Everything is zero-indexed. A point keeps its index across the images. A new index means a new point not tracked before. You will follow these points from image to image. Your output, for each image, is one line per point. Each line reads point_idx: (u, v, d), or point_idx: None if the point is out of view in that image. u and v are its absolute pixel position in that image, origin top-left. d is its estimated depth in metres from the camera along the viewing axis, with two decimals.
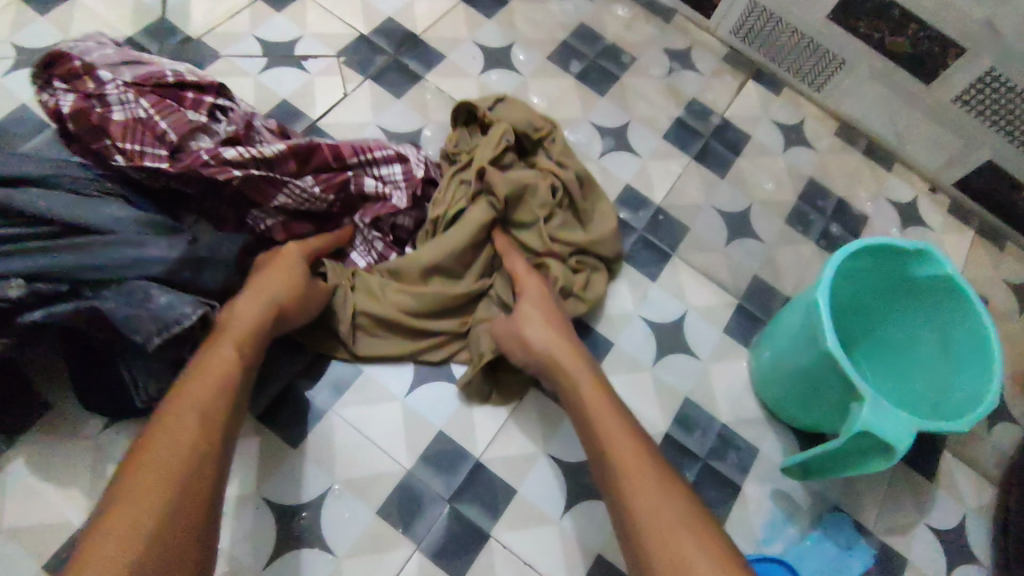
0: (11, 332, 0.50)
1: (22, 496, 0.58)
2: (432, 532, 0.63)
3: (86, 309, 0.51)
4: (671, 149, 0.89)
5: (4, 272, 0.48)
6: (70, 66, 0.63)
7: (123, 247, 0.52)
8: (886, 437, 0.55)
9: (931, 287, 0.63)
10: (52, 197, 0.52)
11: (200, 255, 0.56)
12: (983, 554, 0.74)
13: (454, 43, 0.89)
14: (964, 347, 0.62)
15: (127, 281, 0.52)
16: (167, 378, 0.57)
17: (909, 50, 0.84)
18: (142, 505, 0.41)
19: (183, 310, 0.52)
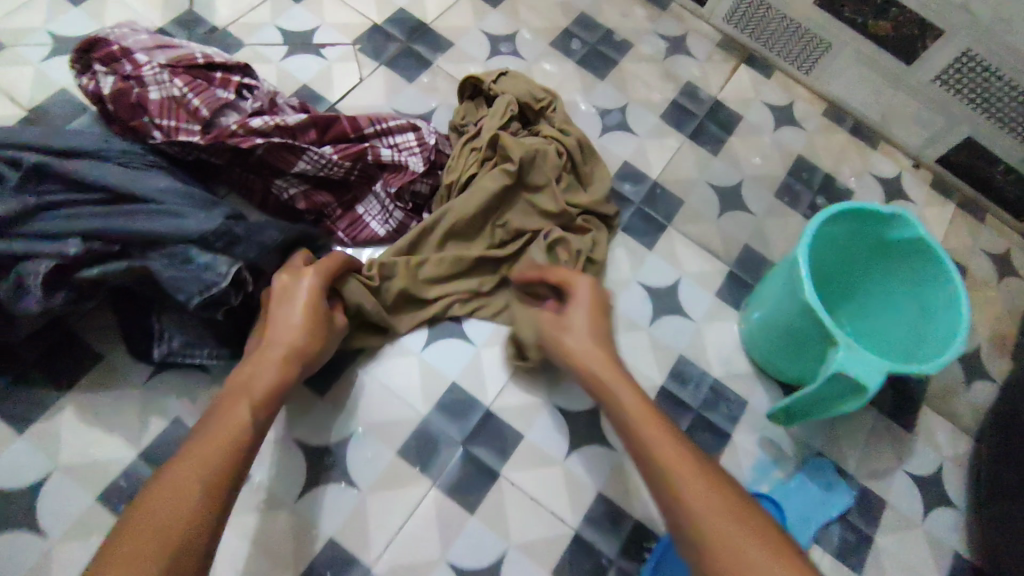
0: (71, 287, 0.53)
1: (75, 439, 0.64)
2: (447, 470, 0.69)
3: (137, 270, 0.54)
4: (667, 128, 0.95)
5: (65, 233, 0.53)
6: (109, 51, 0.70)
7: (167, 216, 0.56)
8: (858, 378, 0.61)
9: (906, 247, 0.69)
10: (104, 167, 0.56)
11: (234, 232, 0.58)
12: (957, 495, 0.81)
13: (462, 31, 0.95)
14: (936, 301, 0.67)
15: (170, 246, 0.55)
16: (197, 333, 0.60)
17: (892, 34, 0.89)
18: (171, 514, 0.43)
19: (221, 273, 0.55)
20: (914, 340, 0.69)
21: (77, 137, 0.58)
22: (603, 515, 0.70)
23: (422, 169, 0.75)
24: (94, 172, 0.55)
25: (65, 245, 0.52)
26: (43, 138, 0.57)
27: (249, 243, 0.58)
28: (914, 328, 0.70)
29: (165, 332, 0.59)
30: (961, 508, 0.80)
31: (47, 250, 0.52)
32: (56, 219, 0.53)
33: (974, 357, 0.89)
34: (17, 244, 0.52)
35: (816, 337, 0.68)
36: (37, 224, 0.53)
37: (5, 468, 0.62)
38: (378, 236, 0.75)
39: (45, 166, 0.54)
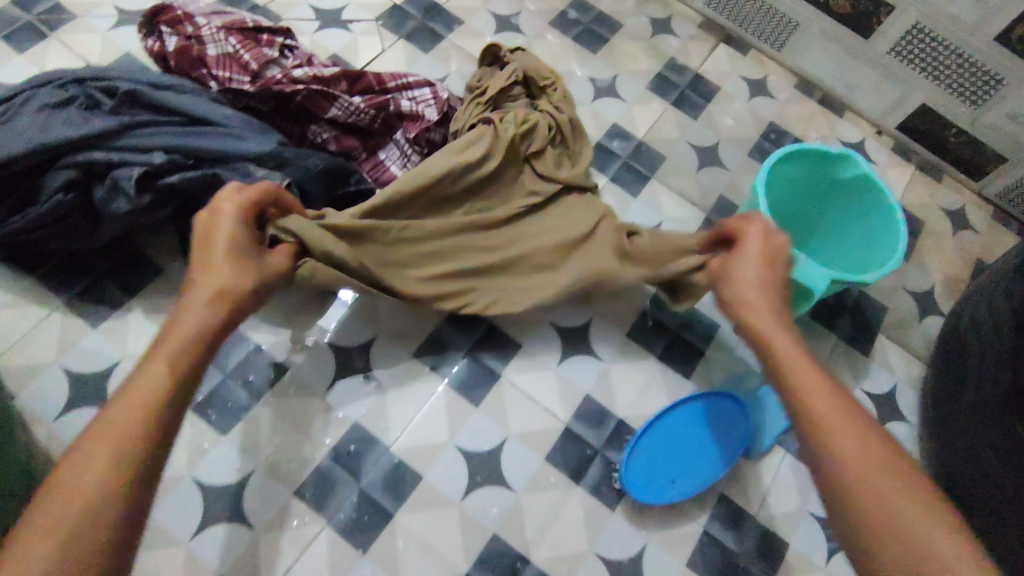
0: (154, 190, 0.66)
1: (142, 333, 0.76)
2: (454, 371, 0.80)
3: (207, 177, 0.67)
4: (652, 96, 1.06)
5: (152, 146, 0.66)
6: (173, 15, 0.83)
7: (231, 138, 0.69)
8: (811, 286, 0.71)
9: (851, 184, 0.81)
10: (182, 98, 0.69)
11: (284, 156, 0.70)
12: (909, 412, 0.90)
13: (471, 11, 1.07)
14: (879, 226, 0.79)
15: (235, 162, 0.68)
16: None
17: (850, 11, 1.01)
18: (100, 460, 0.42)
19: (274, 184, 0.68)
20: (861, 259, 0.81)
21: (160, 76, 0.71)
22: (588, 411, 0.80)
23: (436, 118, 0.87)
24: (174, 101, 0.68)
25: (151, 156, 0.65)
26: (132, 74, 0.70)
27: (296, 165, 0.71)
28: (860, 248, 0.82)
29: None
30: (913, 423, 0.90)
31: (136, 159, 0.65)
32: (143, 136, 0.66)
33: (928, 295, 0.99)
34: (113, 154, 0.65)
35: None
36: (128, 139, 0.66)
37: (84, 355, 0.75)
38: (398, 178, 0.87)
39: (137, 94, 0.68)
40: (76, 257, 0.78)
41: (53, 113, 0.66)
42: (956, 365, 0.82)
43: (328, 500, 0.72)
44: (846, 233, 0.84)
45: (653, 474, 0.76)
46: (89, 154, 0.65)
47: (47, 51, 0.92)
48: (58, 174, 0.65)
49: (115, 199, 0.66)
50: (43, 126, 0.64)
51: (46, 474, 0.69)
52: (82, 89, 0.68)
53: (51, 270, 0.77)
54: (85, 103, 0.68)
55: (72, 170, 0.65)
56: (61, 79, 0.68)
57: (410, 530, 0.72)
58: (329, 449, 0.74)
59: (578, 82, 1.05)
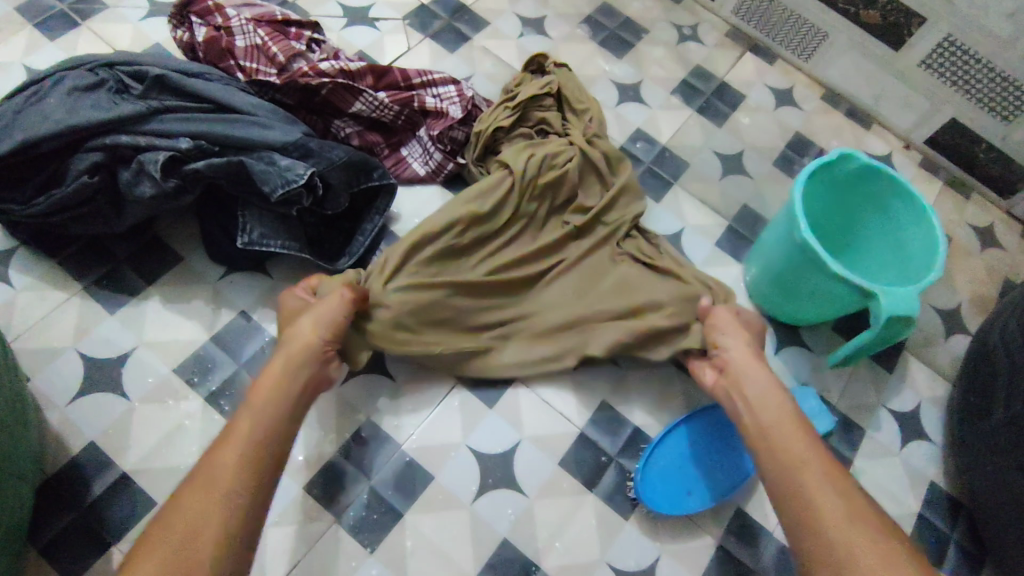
0: (178, 176, 0.66)
1: (159, 320, 0.76)
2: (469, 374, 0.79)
3: (233, 164, 0.66)
4: (677, 102, 1.06)
5: (180, 132, 0.66)
6: (204, 5, 0.84)
7: (258, 126, 0.69)
8: (905, 311, 0.71)
9: (860, 175, 0.80)
10: (210, 85, 0.69)
11: (309, 146, 0.71)
12: (934, 432, 0.87)
13: (498, 13, 1.07)
14: (904, 216, 0.79)
15: (260, 151, 0.68)
16: (270, 226, 0.72)
17: (881, 22, 0.99)
18: (191, 513, 0.48)
19: (299, 174, 0.67)
20: (895, 258, 0.81)
21: (188, 63, 0.71)
22: (605, 417, 0.79)
23: (460, 116, 0.86)
24: (203, 88, 0.69)
25: (178, 141, 0.66)
26: (163, 61, 0.70)
27: (320, 156, 0.71)
28: (893, 245, 0.81)
29: (246, 225, 0.70)
30: (939, 443, 0.86)
31: (164, 144, 0.65)
32: (170, 121, 0.67)
33: (955, 313, 0.96)
34: (142, 138, 0.66)
35: (832, 289, 0.77)
36: (157, 124, 0.66)
37: (100, 341, 0.74)
38: (420, 175, 0.88)
39: (167, 80, 0.67)
40: (98, 243, 0.78)
41: (83, 96, 0.66)
42: (984, 384, 0.79)
43: (338, 497, 0.71)
44: (873, 229, 0.83)
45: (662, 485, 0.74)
46: (116, 137, 0.65)
47: (79, 39, 0.93)
48: (85, 156, 0.65)
49: (140, 183, 0.66)
50: (72, 108, 0.64)
51: (58, 459, 0.68)
52: (112, 73, 0.68)
53: (71, 255, 0.77)
54: (115, 87, 0.67)
55: (98, 152, 0.65)
56: (92, 62, 0.68)
57: (419, 532, 0.70)
58: (340, 445, 0.73)
59: (603, 87, 1.05)
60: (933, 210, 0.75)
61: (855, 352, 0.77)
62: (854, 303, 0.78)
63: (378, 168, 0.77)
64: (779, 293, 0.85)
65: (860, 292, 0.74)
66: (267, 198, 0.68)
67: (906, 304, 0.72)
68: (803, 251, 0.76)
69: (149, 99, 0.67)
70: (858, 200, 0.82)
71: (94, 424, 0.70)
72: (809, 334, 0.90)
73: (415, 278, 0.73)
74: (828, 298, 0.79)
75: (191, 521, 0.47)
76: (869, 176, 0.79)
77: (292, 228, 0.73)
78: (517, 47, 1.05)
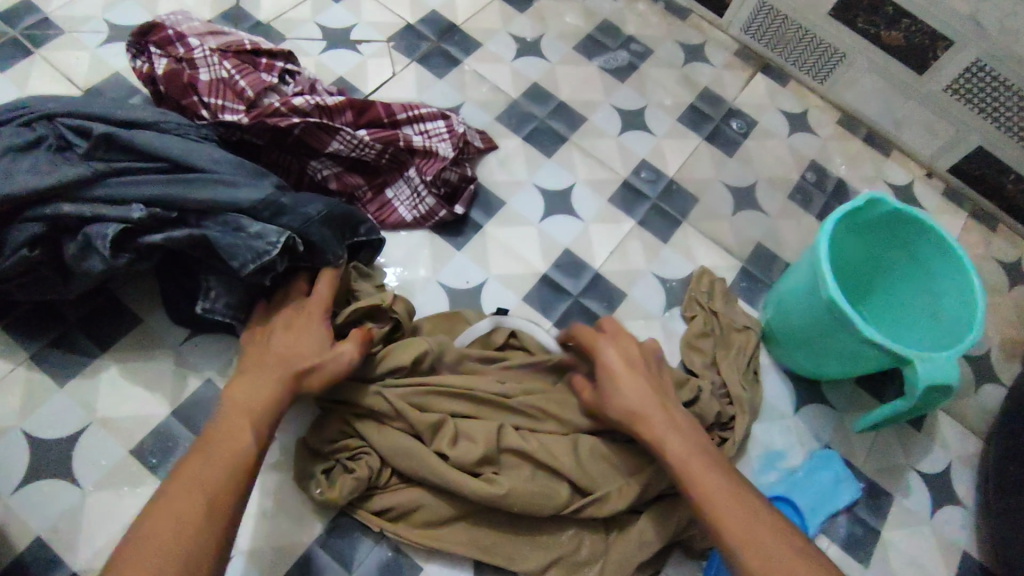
0: (133, 249, 0.59)
1: (114, 394, 0.68)
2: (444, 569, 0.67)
3: (195, 236, 0.59)
4: (684, 129, 0.98)
5: (130, 198, 0.59)
6: (164, 35, 0.76)
7: (220, 186, 0.61)
8: (946, 380, 0.64)
9: (885, 220, 0.73)
10: (164, 139, 0.62)
11: (281, 202, 0.62)
12: (965, 496, 0.80)
13: (490, 33, 0.99)
14: (935, 263, 0.72)
15: (222, 215, 0.60)
16: (235, 292, 0.64)
17: (903, 43, 0.92)
18: (161, 547, 0.46)
19: (271, 242, 0.59)
20: (928, 309, 0.74)
21: (142, 112, 0.63)
22: None
23: (451, 154, 0.81)
24: (159, 144, 0.61)
25: (129, 210, 0.58)
26: (108, 109, 0.63)
27: (295, 214, 0.62)
28: (923, 295, 0.74)
29: (211, 290, 0.63)
30: (972, 509, 0.80)
31: (113, 214, 0.58)
32: (119, 185, 0.59)
33: (985, 361, 0.89)
34: (86, 207, 0.58)
35: (862, 351, 0.70)
36: (109, 189, 0.59)
37: (47, 419, 0.66)
38: (406, 221, 0.81)
39: (115, 137, 0.60)
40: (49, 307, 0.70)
41: (19, 157, 0.58)
42: None
43: None
44: (902, 277, 0.76)
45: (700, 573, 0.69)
46: (57, 206, 0.58)
47: (30, 70, 0.84)
48: (23, 228, 0.58)
49: (88, 258, 0.59)
50: (7, 174, 0.57)
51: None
52: (52, 127, 0.61)
53: (15, 321, 0.69)
54: (56, 144, 0.60)
55: (39, 224, 0.58)
56: (31, 116, 0.61)
57: None
58: (320, 536, 0.66)
59: (604, 113, 0.97)
60: (969, 260, 0.68)
61: (887, 420, 0.70)
62: (883, 364, 0.71)
63: (365, 222, 0.70)
64: (798, 349, 0.78)
65: (893, 357, 0.67)
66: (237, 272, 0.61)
67: (946, 371, 0.65)
68: (830, 313, 0.69)
69: (96, 158, 0.60)
70: (882, 245, 0.75)
71: (41, 517, 0.63)
72: (830, 389, 0.83)
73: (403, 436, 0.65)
74: (859, 359, 0.72)
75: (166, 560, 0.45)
76: (896, 221, 0.72)
77: (260, 294, 0.66)
78: (512, 71, 0.97)
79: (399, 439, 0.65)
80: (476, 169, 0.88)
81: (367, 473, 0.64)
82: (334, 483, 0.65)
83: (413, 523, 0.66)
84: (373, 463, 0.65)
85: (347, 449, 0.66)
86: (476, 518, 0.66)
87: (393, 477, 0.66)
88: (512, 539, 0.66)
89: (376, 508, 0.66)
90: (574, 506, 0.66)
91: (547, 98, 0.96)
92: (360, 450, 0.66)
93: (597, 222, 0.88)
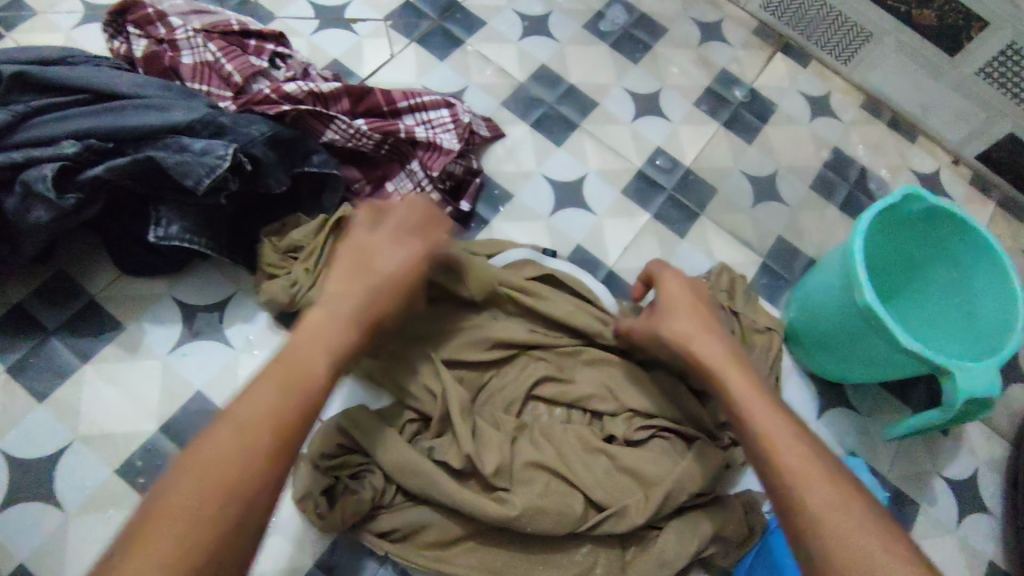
0: (76, 187, 0.57)
1: (98, 407, 0.64)
2: None
3: (139, 161, 0.57)
4: (702, 114, 0.92)
5: (60, 135, 0.56)
6: (142, 13, 0.69)
7: (153, 110, 0.59)
8: (984, 391, 0.61)
9: (919, 216, 0.69)
10: (81, 71, 0.60)
11: (220, 122, 0.60)
12: (992, 503, 0.77)
13: (494, 11, 0.93)
14: (971, 260, 0.68)
15: (162, 137, 0.58)
16: (194, 220, 0.62)
17: (936, 23, 0.86)
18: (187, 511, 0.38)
19: (220, 155, 0.58)
20: (959, 307, 0.70)
21: (45, 50, 0.61)
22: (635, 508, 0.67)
23: (456, 147, 0.75)
24: (73, 75, 0.59)
25: (62, 146, 0.56)
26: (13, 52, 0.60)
27: (236, 132, 0.61)
28: (956, 294, 0.70)
29: (162, 218, 0.61)
30: (999, 517, 0.77)
31: (48, 154, 0.56)
32: (47, 124, 0.57)
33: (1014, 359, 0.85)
34: (17, 153, 0.56)
35: (892, 357, 0.66)
36: (38, 130, 0.57)
37: (26, 435, 0.62)
38: None
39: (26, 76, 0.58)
40: (23, 309, 0.66)
41: None
42: None
43: None
44: (934, 275, 0.72)
45: None
46: None
47: None
48: None
49: (32, 209, 0.56)
50: None
51: None
52: None
53: None
54: None
55: None
56: None
57: None
58: (321, 557, 0.63)
59: (616, 97, 0.91)
60: (1011, 264, 0.64)
61: (919, 426, 0.67)
62: (912, 369, 0.67)
63: (318, 152, 0.68)
64: (819, 350, 0.75)
65: (927, 365, 0.63)
66: (192, 192, 0.59)
67: (984, 381, 0.61)
68: (862, 318, 0.65)
69: (10, 102, 0.57)
70: (913, 239, 0.71)
71: (23, 543, 0.59)
72: (854, 392, 0.79)
73: (407, 451, 0.61)
74: (888, 364, 0.68)
75: (220, 488, 0.39)
76: (931, 216, 0.68)
77: (216, 221, 0.64)
78: (518, 52, 0.90)
79: (403, 455, 0.61)
80: (482, 159, 0.83)
81: (371, 493, 0.61)
82: (335, 503, 0.61)
83: (423, 542, 0.62)
84: (377, 483, 0.61)
85: (348, 467, 0.63)
86: (486, 537, 0.63)
87: (398, 495, 0.63)
88: (524, 559, 0.63)
89: (383, 529, 0.62)
90: (592, 524, 0.62)
91: (556, 80, 0.90)
92: (364, 465, 0.62)
93: (610, 216, 0.83)
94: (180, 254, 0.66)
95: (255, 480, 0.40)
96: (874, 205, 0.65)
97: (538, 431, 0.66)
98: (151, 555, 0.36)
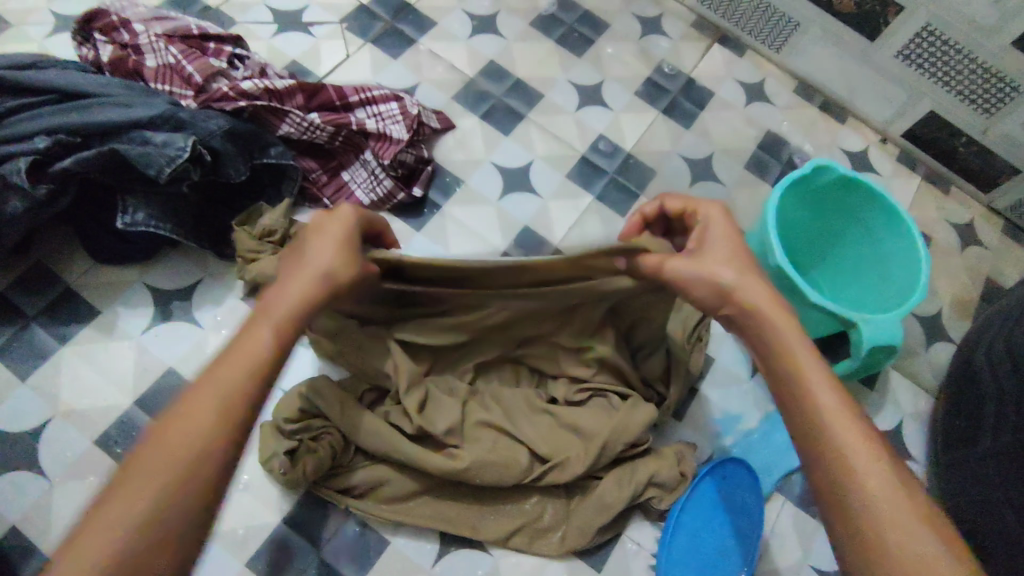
0: (48, 179, 0.62)
1: (75, 385, 0.69)
2: (410, 542, 0.69)
3: (104, 154, 0.62)
4: (643, 103, 0.98)
5: (32, 132, 0.62)
6: (108, 21, 0.75)
7: (118, 107, 0.65)
8: (888, 340, 0.67)
9: (830, 186, 0.75)
10: (50, 74, 0.65)
11: (180, 117, 0.66)
12: (916, 451, 0.83)
13: (445, 12, 0.99)
14: (879, 224, 0.74)
15: (126, 132, 0.64)
16: (160, 207, 0.68)
17: (855, 10, 0.92)
18: (133, 501, 0.39)
19: (180, 147, 0.64)
20: (873, 269, 0.76)
21: (17, 57, 0.67)
22: None
23: (406, 137, 0.80)
24: (42, 79, 0.64)
25: (34, 141, 0.61)
26: None
27: (195, 126, 0.66)
28: (869, 256, 0.77)
29: (129, 206, 0.67)
30: (922, 463, 0.83)
31: (21, 149, 0.61)
32: (21, 123, 0.62)
33: (936, 320, 0.92)
34: None
35: (810, 314, 0.72)
36: (10, 128, 0.62)
37: (9, 413, 0.67)
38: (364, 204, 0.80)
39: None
40: (3, 298, 0.71)
41: None
42: (970, 408, 0.75)
43: (284, 572, 0.67)
44: (851, 241, 0.78)
45: (660, 536, 0.71)
46: None
47: None
48: None
49: (7, 200, 0.62)
50: None
51: None
52: None
53: None
54: None
55: None
56: None
57: None
58: (289, 516, 0.69)
59: (561, 88, 0.97)
60: (916, 227, 0.70)
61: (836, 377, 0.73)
62: (830, 325, 0.73)
63: (274, 145, 0.73)
64: None
65: (839, 320, 0.69)
66: (155, 181, 0.65)
67: (888, 332, 0.67)
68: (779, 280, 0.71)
69: None
70: (829, 209, 0.77)
71: (12, 508, 0.64)
72: None
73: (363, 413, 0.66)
74: (811, 322, 0.74)
75: (162, 484, 0.39)
76: (841, 186, 0.74)
77: (180, 208, 0.69)
78: (467, 49, 0.96)
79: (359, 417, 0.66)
80: (433, 150, 0.88)
81: (330, 452, 0.66)
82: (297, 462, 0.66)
83: (381, 497, 0.68)
84: (336, 443, 0.66)
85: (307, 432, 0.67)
86: (440, 490, 0.68)
87: (357, 454, 0.68)
88: (476, 509, 0.68)
89: (343, 486, 0.67)
90: (536, 475, 0.68)
91: (504, 75, 0.96)
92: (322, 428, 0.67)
93: (556, 198, 0.89)
94: (149, 240, 0.72)
95: (190, 469, 0.40)
96: (786, 178, 0.71)
97: (488, 394, 0.71)
98: (89, 552, 0.37)
